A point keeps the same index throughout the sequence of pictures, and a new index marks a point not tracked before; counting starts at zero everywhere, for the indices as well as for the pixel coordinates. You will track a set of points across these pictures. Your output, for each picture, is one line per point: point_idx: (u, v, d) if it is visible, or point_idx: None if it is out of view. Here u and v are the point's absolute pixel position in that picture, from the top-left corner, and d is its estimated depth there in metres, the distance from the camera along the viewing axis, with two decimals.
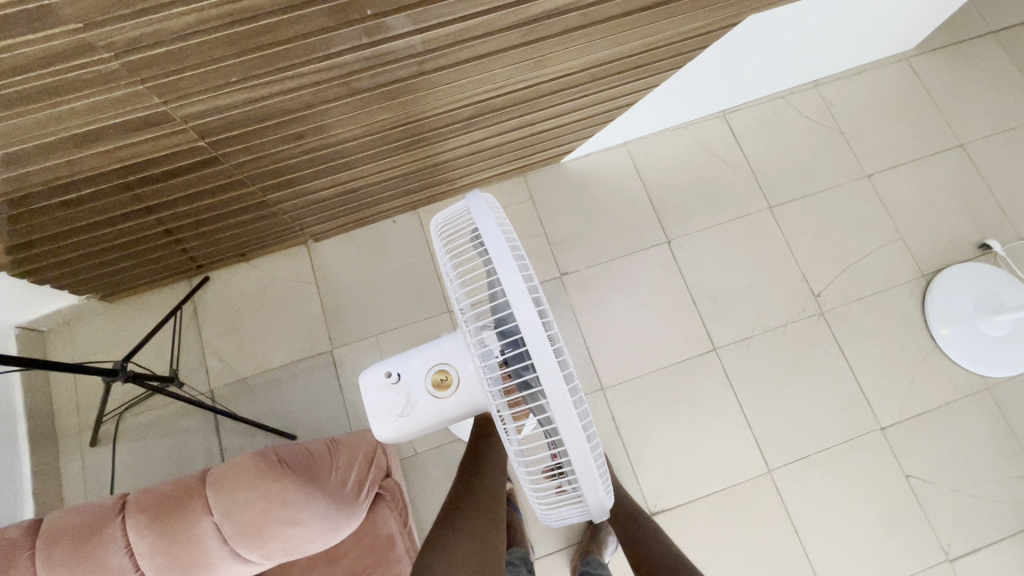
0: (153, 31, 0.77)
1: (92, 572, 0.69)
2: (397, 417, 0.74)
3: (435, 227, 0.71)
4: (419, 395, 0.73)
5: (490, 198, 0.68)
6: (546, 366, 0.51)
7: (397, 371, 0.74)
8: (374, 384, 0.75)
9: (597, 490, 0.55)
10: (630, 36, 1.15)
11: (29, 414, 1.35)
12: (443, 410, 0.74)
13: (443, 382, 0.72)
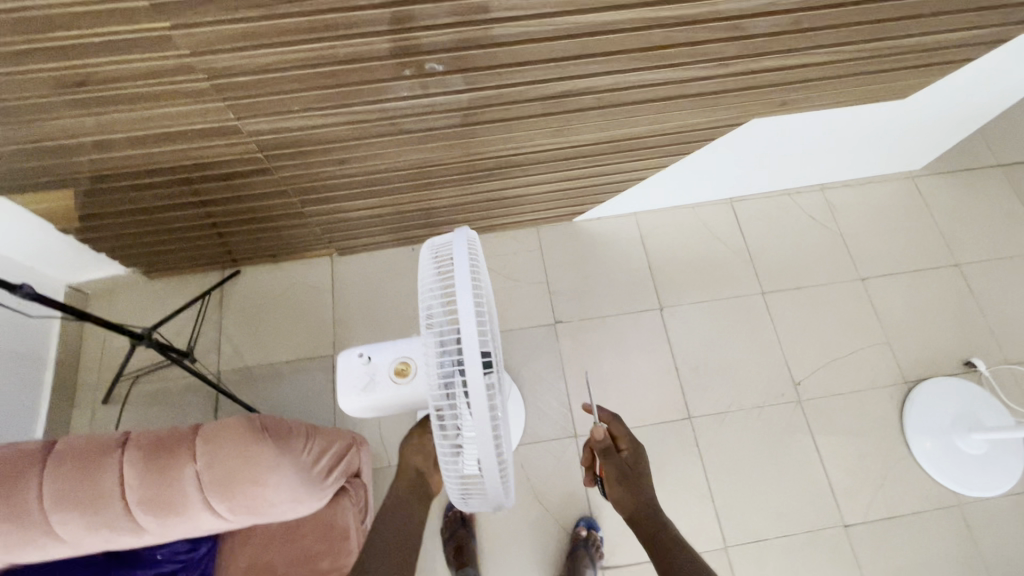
0: (244, 64, 0.96)
1: (88, 490, 0.81)
2: (359, 393, 0.82)
3: (430, 243, 0.72)
4: (382, 379, 0.81)
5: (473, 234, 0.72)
6: (478, 402, 0.59)
7: (369, 354, 0.83)
8: (348, 360, 0.84)
9: (501, 501, 0.65)
10: (641, 121, 1.31)
11: (57, 363, 1.50)
12: (400, 396, 0.82)
13: (404, 371, 0.81)
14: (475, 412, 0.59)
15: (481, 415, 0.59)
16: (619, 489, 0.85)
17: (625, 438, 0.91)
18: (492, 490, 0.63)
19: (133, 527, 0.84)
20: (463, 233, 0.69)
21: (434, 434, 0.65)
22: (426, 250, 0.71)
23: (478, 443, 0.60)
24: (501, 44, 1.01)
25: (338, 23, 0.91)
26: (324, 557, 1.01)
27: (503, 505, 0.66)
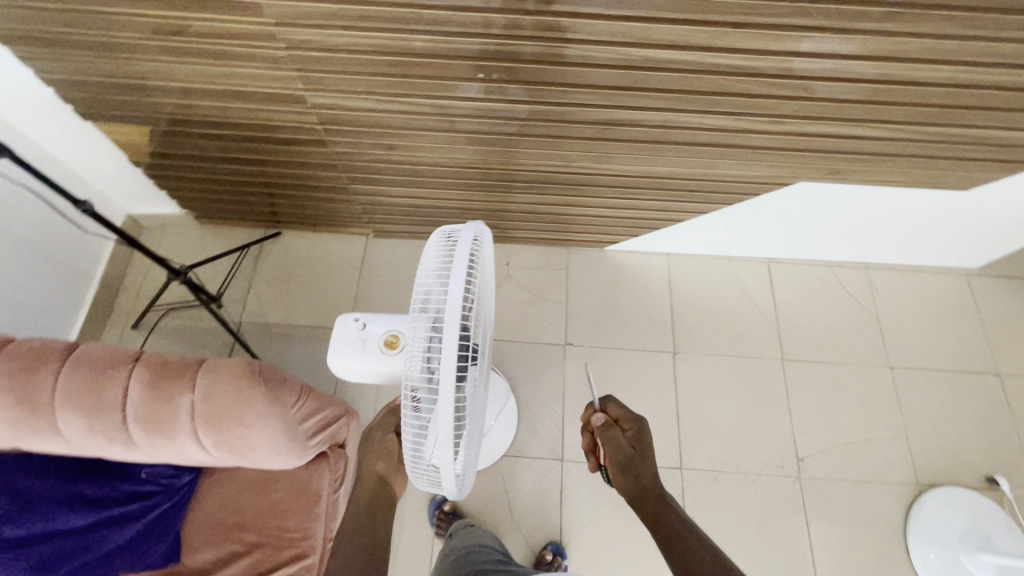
0: (321, 41, 1.04)
1: (94, 396, 0.87)
2: (346, 354, 0.84)
3: (443, 230, 0.75)
4: (371, 346, 0.84)
5: (484, 230, 0.74)
6: (446, 392, 0.61)
7: (366, 319, 0.86)
8: (345, 320, 0.86)
9: (452, 489, 0.67)
10: (686, 163, 1.32)
11: (101, 282, 1.62)
12: (384, 366, 0.84)
13: (393, 344, 0.84)
14: (442, 401, 0.61)
15: (444, 403, 0.61)
16: (621, 470, 0.84)
17: (626, 417, 0.89)
18: (443, 476, 0.65)
19: (126, 441, 0.90)
20: (472, 227, 0.72)
21: (402, 411, 0.68)
22: (438, 235, 0.74)
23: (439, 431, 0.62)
24: (560, 63, 1.05)
25: (412, 19, 0.98)
26: (294, 515, 1.04)
27: (454, 492, 0.68)
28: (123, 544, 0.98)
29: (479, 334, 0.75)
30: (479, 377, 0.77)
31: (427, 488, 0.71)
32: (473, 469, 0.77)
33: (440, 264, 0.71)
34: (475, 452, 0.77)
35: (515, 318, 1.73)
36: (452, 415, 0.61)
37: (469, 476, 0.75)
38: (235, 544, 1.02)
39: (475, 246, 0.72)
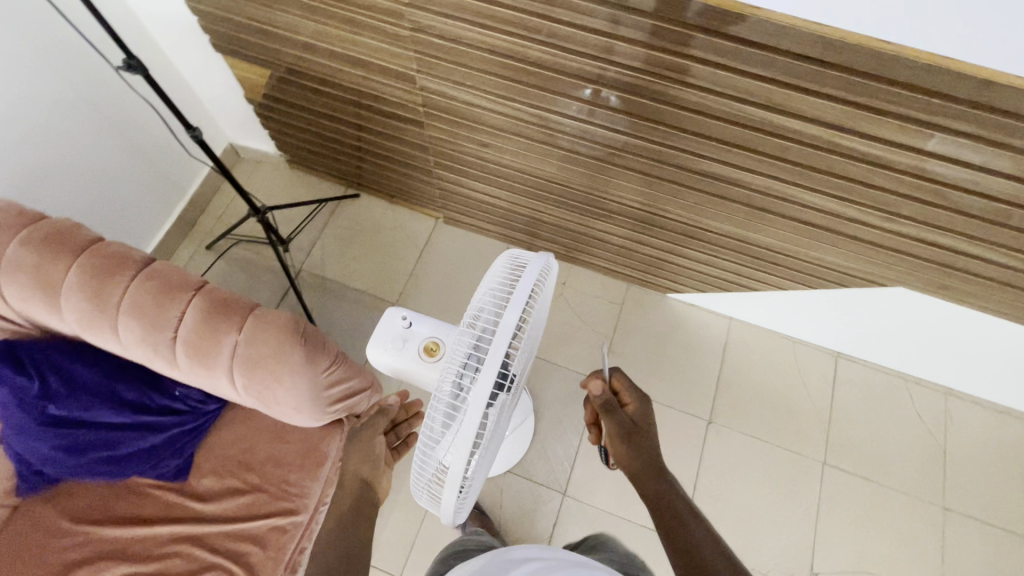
0: (446, 28, 1.05)
1: (154, 311, 0.93)
2: (388, 348, 0.85)
3: (511, 254, 0.74)
4: (412, 347, 0.84)
5: (553, 265, 0.73)
6: (471, 418, 0.59)
7: (413, 319, 0.85)
8: (393, 315, 0.86)
9: (450, 515, 0.65)
10: (777, 235, 1.24)
11: (190, 200, 1.73)
12: (418, 370, 0.84)
13: (433, 351, 0.83)
14: (465, 426, 0.60)
15: (467, 429, 0.59)
16: (620, 445, 0.85)
17: (630, 390, 0.89)
18: (446, 498, 0.63)
19: (170, 360, 0.95)
20: (541, 258, 0.69)
21: (424, 420, 0.67)
22: (506, 258, 0.73)
23: (454, 454, 0.60)
24: (672, 105, 1.01)
25: (540, 28, 0.97)
26: (295, 471, 1.09)
27: (452, 516, 0.67)
28: (142, 452, 1.04)
29: (519, 364, 0.73)
30: (507, 405, 0.75)
31: (428, 501, 0.70)
32: (477, 494, 0.75)
33: (500, 287, 0.70)
34: (484, 478, 0.75)
35: (556, 339, 1.70)
36: (471, 443, 0.60)
37: (472, 501, 0.73)
38: (240, 482, 1.07)
39: (539, 277, 0.70)
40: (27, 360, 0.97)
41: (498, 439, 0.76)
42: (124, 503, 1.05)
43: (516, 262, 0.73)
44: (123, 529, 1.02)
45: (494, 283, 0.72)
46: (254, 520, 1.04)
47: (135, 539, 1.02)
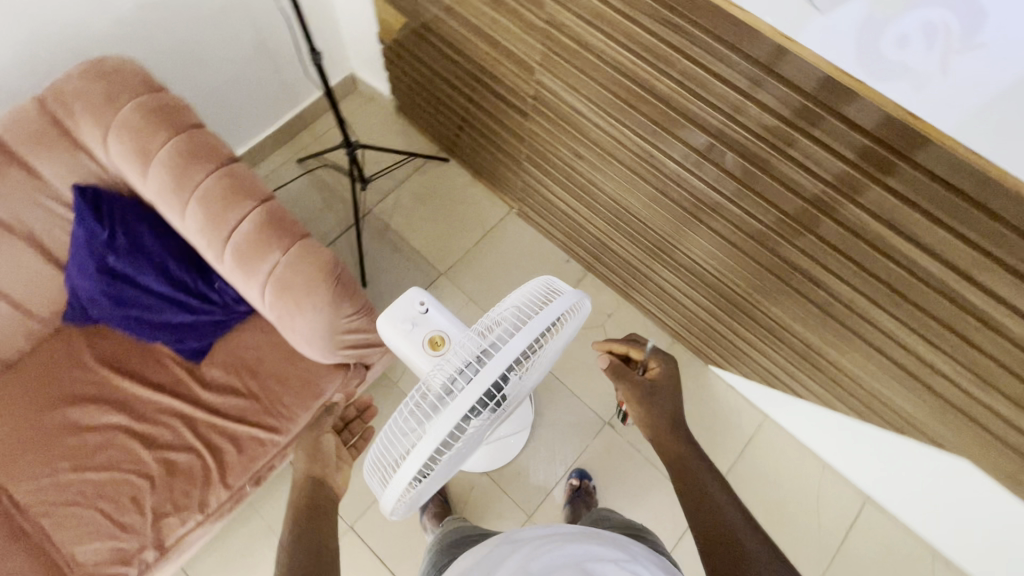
0: (584, 30, 1.03)
1: (219, 207, 0.99)
2: (398, 326, 0.80)
3: (547, 280, 0.71)
4: (420, 333, 0.79)
5: (583, 306, 0.70)
6: (439, 427, 0.57)
7: (430, 308, 0.81)
8: (410, 297, 0.82)
9: (388, 507, 0.64)
10: (848, 356, 1.12)
11: (298, 114, 1.82)
12: (417, 358, 0.79)
13: (438, 345, 0.78)
14: (431, 432, 0.58)
15: (432, 434, 0.58)
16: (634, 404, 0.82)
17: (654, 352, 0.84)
18: (390, 490, 0.62)
19: (218, 255, 1.00)
20: (573, 295, 0.66)
21: (401, 406, 0.66)
22: (541, 282, 0.70)
23: (411, 454, 0.59)
24: (780, 182, 0.94)
25: (675, 62, 0.93)
26: (291, 396, 1.13)
27: (391, 508, 0.65)
28: (171, 324, 1.12)
29: (513, 390, 0.70)
30: (488, 424, 0.73)
31: (377, 483, 0.69)
32: (425, 496, 0.73)
33: (523, 308, 0.68)
34: (438, 481, 0.73)
35: (581, 364, 1.62)
36: (432, 449, 0.58)
37: (417, 501, 0.71)
38: (240, 386, 1.13)
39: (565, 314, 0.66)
40: (104, 209, 1.06)
41: (466, 450, 0.74)
42: (142, 364, 1.14)
43: (549, 289, 0.70)
44: (136, 385, 1.12)
45: (520, 302, 0.68)
46: (239, 425, 1.10)
47: (142, 398, 1.12)
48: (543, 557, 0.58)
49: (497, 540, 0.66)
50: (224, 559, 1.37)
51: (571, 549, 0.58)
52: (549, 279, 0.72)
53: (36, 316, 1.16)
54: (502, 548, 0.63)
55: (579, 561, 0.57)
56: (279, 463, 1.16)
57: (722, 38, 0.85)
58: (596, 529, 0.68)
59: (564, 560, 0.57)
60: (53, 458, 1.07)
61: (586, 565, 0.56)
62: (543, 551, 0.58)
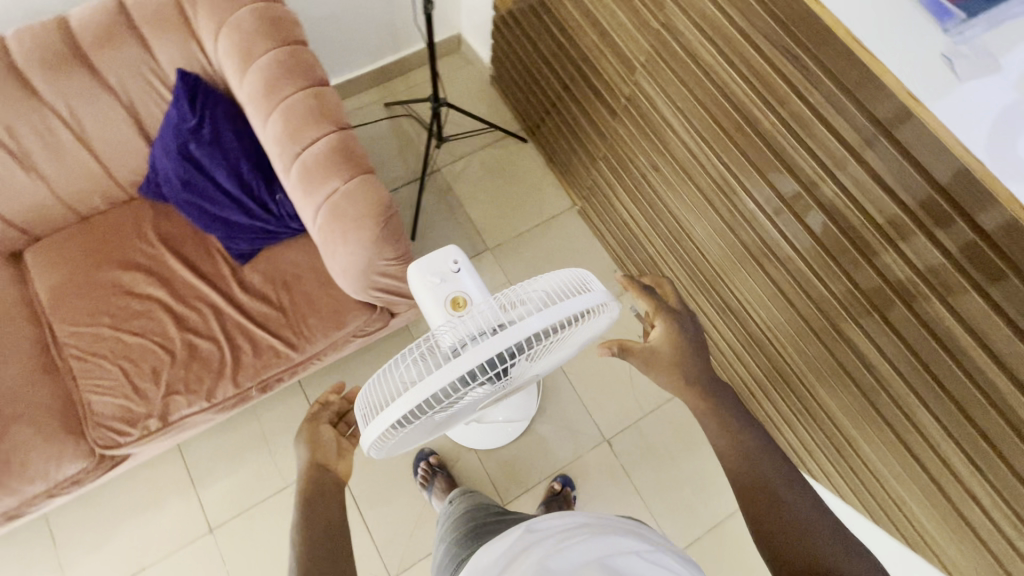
0: (698, 43, 1.00)
1: (298, 123, 1.02)
2: (426, 275, 0.80)
3: (581, 271, 0.68)
4: (445, 289, 0.79)
5: (611, 308, 0.67)
6: (437, 381, 0.58)
7: (462, 269, 0.80)
8: (445, 254, 0.81)
9: (366, 443, 0.65)
10: (875, 449, 1.05)
11: (398, 60, 1.86)
12: (436, 311, 0.79)
13: (459, 305, 0.78)
14: (427, 384, 0.58)
15: (425, 386, 0.58)
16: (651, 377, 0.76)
17: (660, 311, 0.73)
18: (373, 427, 0.63)
19: (285, 168, 1.04)
20: (601, 296, 0.64)
21: (404, 352, 0.66)
22: (575, 272, 0.68)
23: (402, 399, 0.59)
24: (855, 245, 0.89)
25: (784, 97, 0.89)
26: (315, 320, 1.17)
27: (368, 445, 0.66)
28: (228, 222, 1.18)
29: (516, 370, 0.69)
30: (482, 396, 0.73)
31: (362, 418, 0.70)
32: (404, 445, 0.74)
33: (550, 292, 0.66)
34: (421, 434, 0.74)
35: (597, 374, 1.59)
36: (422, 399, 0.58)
37: (395, 447, 0.72)
38: (273, 297, 1.18)
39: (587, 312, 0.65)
40: (200, 100, 1.12)
41: (456, 414, 0.74)
42: (195, 251, 1.22)
43: (581, 281, 0.67)
44: (184, 268, 1.19)
45: (548, 286, 0.66)
46: (263, 332, 1.15)
47: (186, 281, 1.19)
48: (560, 554, 0.52)
49: (509, 534, 0.61)
50: (218, 450, 1.45)
51: (590, 545, 0.53)
52: (583, 273, 0.70)
53: (119, 181, 1.26)
54: (517, 545, 0.58)
55: (600, 557, 0.51)
56: (288, 378, 1.20)
57: (842, 83, 0.80)
58: (610, 515, 0.63)
59: (584, 558, 0.51)
60: (96, 311, 1.16)
61: (608, 561, 0.51)
62: (561, 548, 0.53)
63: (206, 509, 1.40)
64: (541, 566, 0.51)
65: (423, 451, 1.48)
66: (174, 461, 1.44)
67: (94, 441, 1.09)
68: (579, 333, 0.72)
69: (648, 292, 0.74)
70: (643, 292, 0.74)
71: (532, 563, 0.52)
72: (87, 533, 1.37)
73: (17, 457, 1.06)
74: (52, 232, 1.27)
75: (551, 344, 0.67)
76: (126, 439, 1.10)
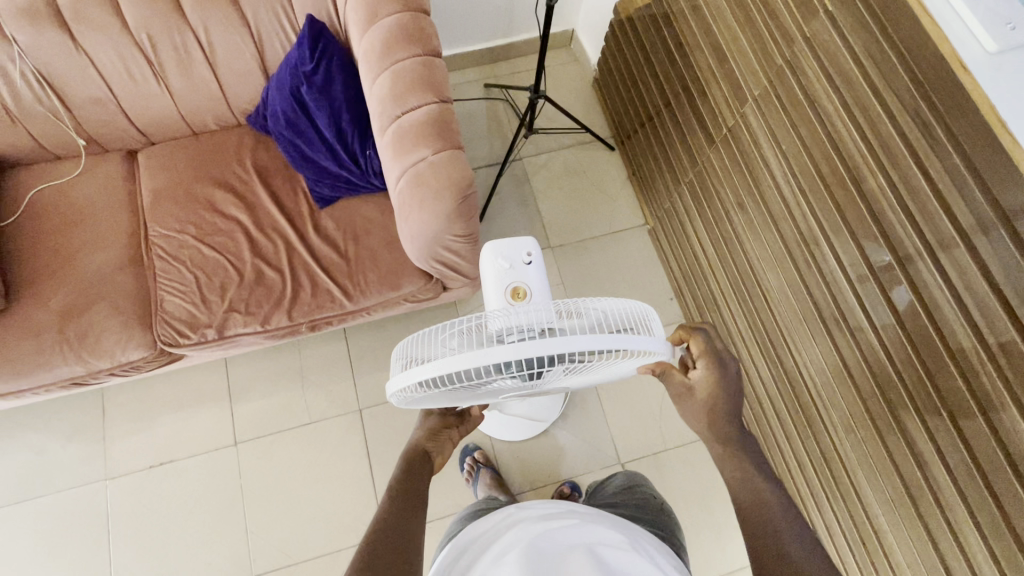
0: (820, 87, 0.95)
1: (405, 86, 1.05)
2: (498, 256, 0.80)
3: (645, 310, 0.68)
4: (510, 276, 0.80)
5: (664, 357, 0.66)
6: (480, 358, 0.56)
7: (533, 262, 0.81)
8: (521, 243, 0.82)
9: (390, 390, 0.64)
10: (906, 551, 0.98)
11: (507, 45, 1.89)
12: (496, 294, 0.80)
13: (518, 295, 0.79)
14: (469, 356, 0.57)
15: (463, 359, 0.57)
16: (683, 396, 0.71)
17: (708, 356, 0.70)
18: (402, 377, 0.62)
19: (383, 126, 1.08)
20: (662, 345, 0.63)
21: (454, 320, 0.66)
22: (639, 309, 0.68)
23: (440, 362, 0.58)
24: (939, 333, 0.83)
25: (900, 162, 0.84)
26: (373, 275, 1.22)
27: (392, 392, 0.65)
28: (318, 166, 1.24)
29: (549, 377, 0.68)
30: (508, 388, 0.72)
31: (393, 366, 0.71)
32: (420, 406, 0.74)
33: (611, 320, 0.66)
34: (442, 402, 0.74)
35: (627, 396, 1.57)
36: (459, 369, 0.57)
37: (411, 405, 0.72)
38: (341, 244, 1.24)
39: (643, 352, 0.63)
40: (320, 45, 1.18)
41: (480, 395, 0.74)
42: (283, 185, 1.29)
43: (641, 322, 0.68)
44: (268, 198, 1.27)
45: (610, 313, 0.66)
46: (324, 274, 1.21)
47: (267, 211, 1.26)
48: (561, 531, 0.62)
49: (527, 507, 0.72)
50: (258, 373, 1.55)
51: (589, 532, 0.62)
52: (649, 312, 0.69)
53: (231, 107, 1.35)
54: (531, 516, 0.68)
55: (591, 542, 0.61)
56: (336, 323, 1.26)
57: (969, 160, 0.74)
58: (609, 520, 0.71)
59: (579, 540, 0.61)
60: (185, 220, 1.26)
61: (596, 547, 0.60)
62: (565, 526, 0.63)
63: (236, 424, 1.50)
64: (544, 535, 0.62)
65: (468, 446, 1.51)
66: (218, 372, 1.55)
67: (158, 335, 1.19)
68: (623, 365, 0.71)
69: (702, 336, 0.71)
70: (698, 334, 0.70)
71: (537, 530, 0.63)
72: (132, 415, 1.50)
73: (93, 333, 1.17)
74: (165, 140, 1.38)
75: (594, 366, 0.66)
76: (185, 341, 1.19)
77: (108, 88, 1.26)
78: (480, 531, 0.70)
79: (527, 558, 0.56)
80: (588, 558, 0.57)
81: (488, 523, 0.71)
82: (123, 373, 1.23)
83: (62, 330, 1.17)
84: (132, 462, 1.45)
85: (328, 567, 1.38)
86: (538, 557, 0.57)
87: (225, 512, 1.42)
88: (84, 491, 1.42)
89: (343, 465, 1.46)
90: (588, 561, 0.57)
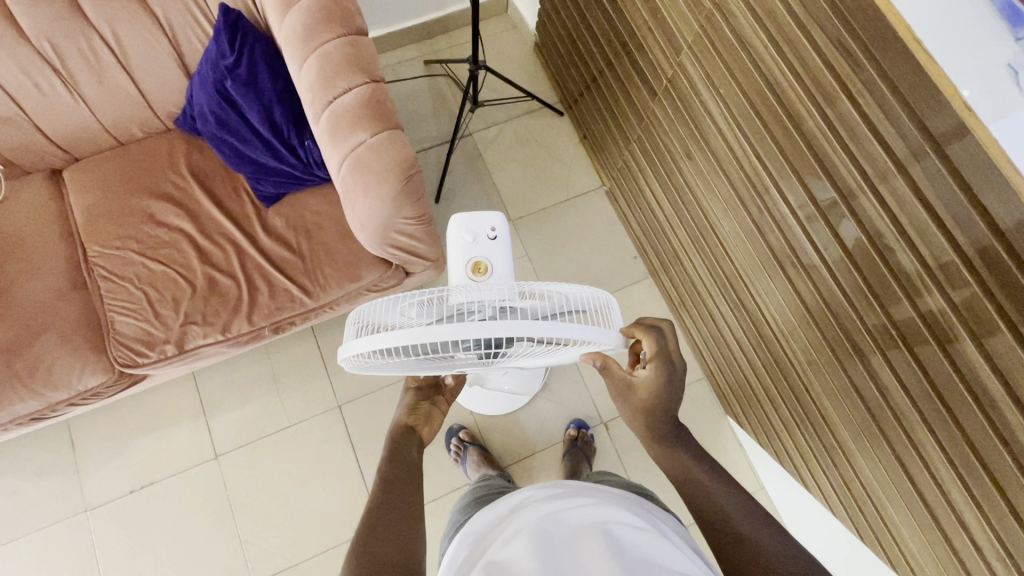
0: (748, 27, 0.96)
1: (331, 69, 1.02)
2: (464, 230, 0.81)
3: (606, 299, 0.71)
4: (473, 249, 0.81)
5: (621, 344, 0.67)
6: (439, 332, 0.55)
7: (497, 237, 0.83)
8: (487, 218, 0.83)
9: (345, 354, 0.62)
10: (876, 472, 1.03)
11: (442, 18, 1.83)
12: (462, 266, 0.81)
13: (478, 269, 0.80)
14: (426, 331, 0.55)
15: (423, 331, 0.56)
16: (637, 373, 0.76)
17: (658, 357, 0.73)
18: (358, 344, 0.60)
19: (315, 114, 1.04)
20: (618, 339, 0.64)
21: (417, 291, 0.66)
22: (600, 297, 0.71)
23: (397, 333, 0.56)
24: (886, 261, 0.85)
25: (833, 96, 0.85)
26: (333, 270, 1.19)
27: (347, 357, 0.64)
28: (257, 163, 1.19)
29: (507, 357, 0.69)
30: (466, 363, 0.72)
31: (348, 330, 0.69)
32: (378, 375, 0.73)
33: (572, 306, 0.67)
34: (400, 371, 0.73)
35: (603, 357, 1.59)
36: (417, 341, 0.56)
37: (365, 372, 0.70)
38: (293, 241, 1.21)
39: (601, 344, 0.65)
40: (240, 36, 1.12)
41: (440, 365, 0.73)
42: (223, 188, 1.24)
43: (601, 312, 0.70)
44: (211, 203, 1.22)
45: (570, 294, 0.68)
46: (279, 275, 1.18)
47: (212, 217, 1.22)
48: (571, 515, 0.59)
49: (532, 486, 0.69)
50: (229, 381, 1.52)
51: (597, 511, 0.59)
52: (611, 301, 0.72)
53: (156, 111, 1.28)
54: (537, 497, 0.65)
55: (603, 522, 0.57)
56: (300, 323, 1.23)
57: (893, 84, 0.75)
58: (623, 494, 0.69)
59: (591, 521, 0.57)
60: (125, 235, 1.21)
61: (609, 527, 0.56)
62: (572, 507, 0.60)
63: (214, 436, 1.47)
64: (552, 521, 0.58)
65: (453, 427, 1.52)
66: (188, 387, 1.51)
67: (115, 357, 1.15)
68: (578, 353, 0.73)
69: (655, 335, 0.73)
70: (651, 334, 0.72)
71: (542, 515, 0.59)
72: (103, 443, 1.46)
73: (44, 365, 1.13)
74: (91, 154, 1.31)
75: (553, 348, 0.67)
76: (145, 360, 1.15)
77: (17, 106, 1.18)
78: (487, 520, 0.66)
79: (539, 552, 0.53)
80: (602, 543, 0.53)
81: (492, 510, 0.68)
82: (85, 403, 1.19)
83: (10, 366, 1.11)
84: (111, 489, 1.42)
85: (327, 564, 1.38)
86: (549, 545, 0.54)
87: (217, 524, 1.41)
88: (67, 525, 1.39)
89: (329, 464, 1.46)
90: (601, 544, 0.53)
